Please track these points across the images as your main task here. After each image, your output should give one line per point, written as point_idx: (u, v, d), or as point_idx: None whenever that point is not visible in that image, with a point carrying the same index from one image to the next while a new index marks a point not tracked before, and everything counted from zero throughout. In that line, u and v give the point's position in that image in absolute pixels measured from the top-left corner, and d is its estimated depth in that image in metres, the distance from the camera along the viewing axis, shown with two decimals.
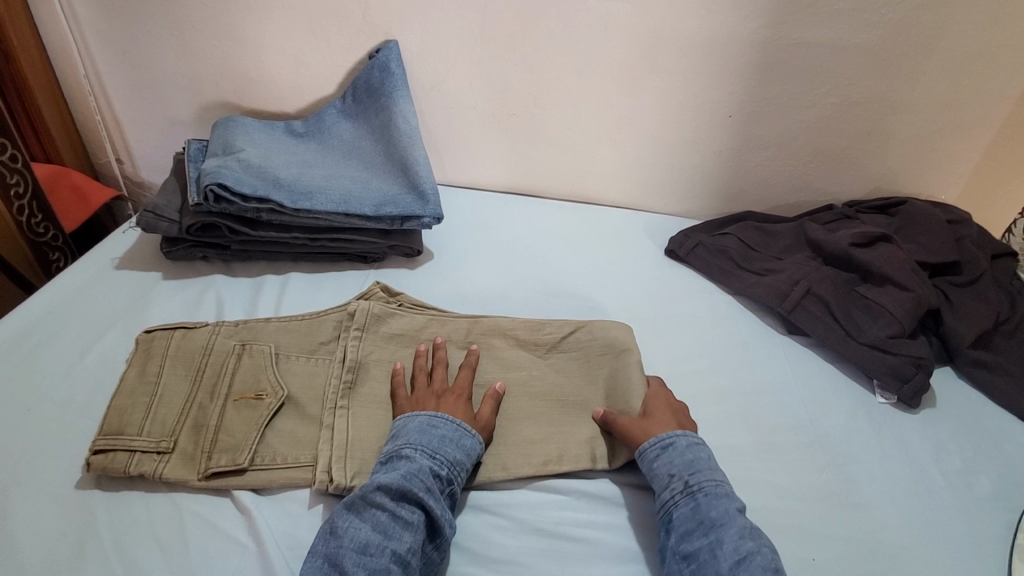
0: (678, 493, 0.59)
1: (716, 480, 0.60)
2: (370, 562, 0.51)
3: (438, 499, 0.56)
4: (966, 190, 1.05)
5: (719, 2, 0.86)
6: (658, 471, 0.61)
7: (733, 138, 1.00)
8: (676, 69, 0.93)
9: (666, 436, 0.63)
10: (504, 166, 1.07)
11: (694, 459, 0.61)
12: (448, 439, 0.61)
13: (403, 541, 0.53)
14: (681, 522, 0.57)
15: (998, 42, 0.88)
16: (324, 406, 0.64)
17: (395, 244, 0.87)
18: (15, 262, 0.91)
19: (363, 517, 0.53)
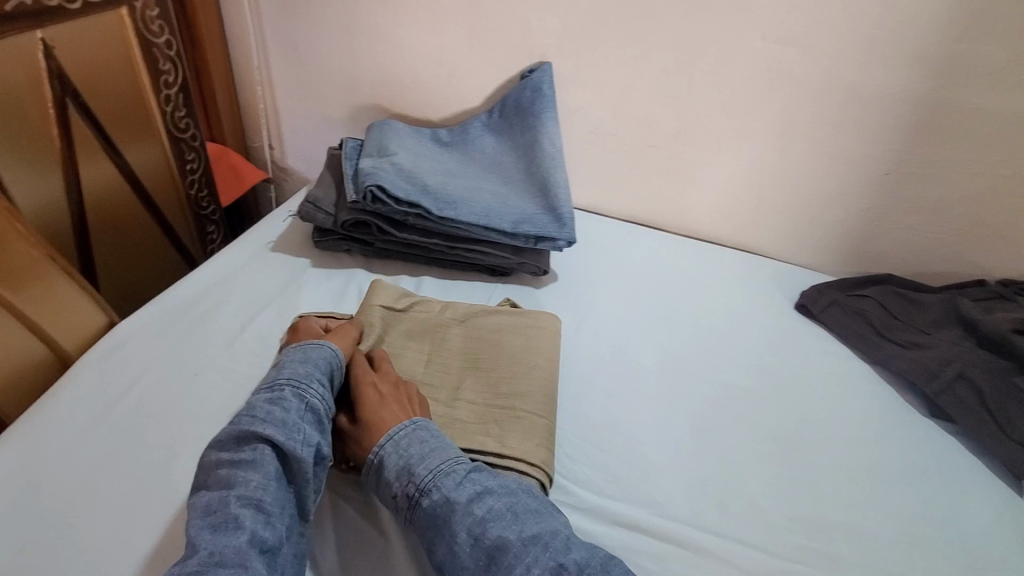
0: (409, 510, 0.56)
1: (423, 465, 0.57)
2: (215, 518, 0.50)
3: (282, 426, 0.56)
4: None
5: (897, 57, 0.82)
6: (385, 494, 0.58)
7: (886, 197, 0.94)
8: (835, 119, 0.89)
9: (374, 457, 0.59)
10: (634, 196, 1.07)
11: (406, 464, 0.57)
12: (287, 371, 0.62)
13: (248, 481, 0.53)
14: (423, 534, 0.55)
15: None
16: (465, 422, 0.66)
17: (526, 262, 0.88)
18: (183, 233, 0.97)
19: (204, 483, 0.54)
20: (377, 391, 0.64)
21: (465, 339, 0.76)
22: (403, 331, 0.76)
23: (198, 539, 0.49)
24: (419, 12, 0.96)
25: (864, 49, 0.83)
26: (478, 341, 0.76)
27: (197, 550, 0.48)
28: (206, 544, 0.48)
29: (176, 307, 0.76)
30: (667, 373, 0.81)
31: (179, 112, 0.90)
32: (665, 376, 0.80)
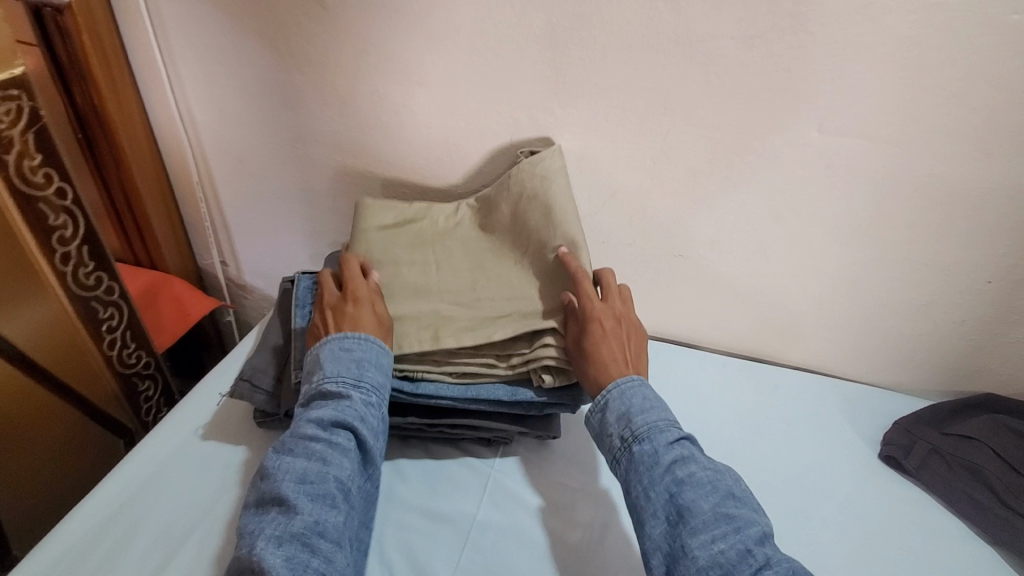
0: (620, 450, 0.59)
1: (642, 416, 0.60)
2: (311, 489, 0.54)
3: (371, 426, 0.60)
4: None
5: (1005, 146, 0.62)
6: (600, 433, 0.62)
7: (986, 308, 0.74)
8: (915, 221, 0.69)
9: (600, 397, 0.62)
10: (657, 310, 0.87)
11: (625, 410, 0.60)
12: (367, 360, 0.62)
13: (342, 466, 0.57)
14: (623, 477, 0.58)
15: None
16: (534, 315, 0.68)
17: (529, 429, 0.69)
18: (97, 391, 0.87)
19: (293, 452, 0.56)
20: (609, 331, 0.64)
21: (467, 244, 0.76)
22: (406, 246, 0.75)
23: (297, 505, 0.53)
24: (380, 114, 0.79)
25: (957, 140, 0.63)
26: (477, 241, 0.76)
27: (299, 516, 0.52)
28: (309, 514, 0.53)
29: (68, 549, 0.59)
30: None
31: (83, 268, 0.78)
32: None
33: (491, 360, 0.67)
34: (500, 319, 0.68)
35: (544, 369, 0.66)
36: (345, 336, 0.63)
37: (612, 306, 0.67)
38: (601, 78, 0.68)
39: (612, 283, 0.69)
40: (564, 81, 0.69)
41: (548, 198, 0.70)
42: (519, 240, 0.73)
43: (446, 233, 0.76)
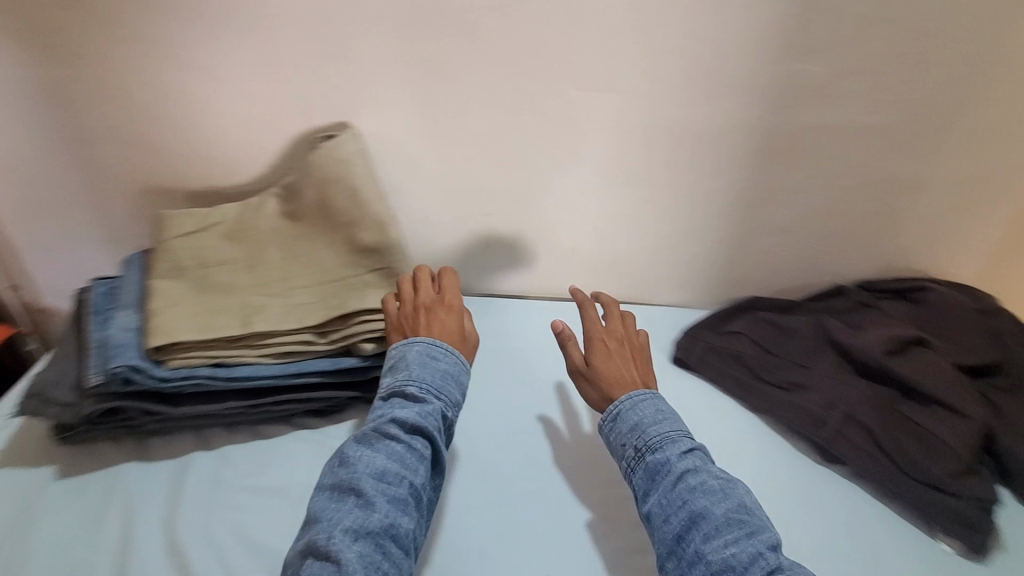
0: (633, 460, 0.62)
1: (655, 428, 0.62)
2: (389, 490, 0.54)
3: (439, 438, 0.60)
4: (983, 268, 0.93)
5: (715, 88, 0.75)
6: (612, 442, 0.65)
7: (733, 226, 0.89)
8: (666, 159, 0.82)
9: (612, 408, 0.66)
10: (480, 269, 0.94)
11: (637, 422, 0.63)
12: (449, 373, 0.64)
13: (418, 474, 0.57)
14: (638, 485, 0.61)
15: (1013, 120, 0.78)
16: (346, 289, 0.70)
17: (360, 395, 0.71)
18: None
19: (370, 447, 0.57)
20: (607, 348, 0.73)
21: (272, 236, 0.75)
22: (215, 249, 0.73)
23: (376, 504, 0.53)
24: (162, 106, 0.76)
25: (684, 86, 0.75)
26: (282, 232, 0.75)
27: (375, 513, 0.52)
28: (385, 514, 0.53)
29: None
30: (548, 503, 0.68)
31: None
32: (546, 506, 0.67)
33: (309, 336, 0.67)
34: (317, 302, 0.69)
35: (366, 338, 0.69)
36: (432, 343, 0.65)
37: (620, 330, 0.75)
38: (382, 52, 0.72)
39: (626, 314, 0.78)
40: (342, 59, 0.73)
41: (345, 175, 0.72)
42: (325, 221, 0.74)
43: (248, 224, 0.75)
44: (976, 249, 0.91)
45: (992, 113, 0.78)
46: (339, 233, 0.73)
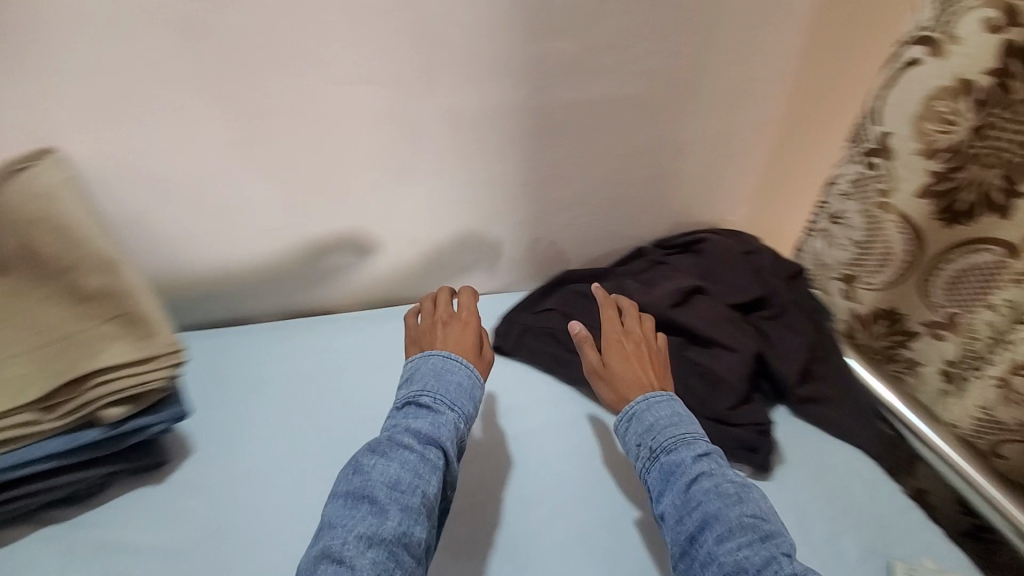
0: (647, 460, 0.61)
1: (669, 430, 0.62)
2: (401, 498, 0.53)
3: (452, 451, 0.59)
4: (753, 212, 1.04)
5: (474, 71, 0.74)
6: (627, 443, 0.64)
7: (529, 206, 0.90)
8: (444, 148, 0.79)
9: (629, 407, 0.65)
10: (275, 288, 0.87)
11: (653, 423, 0.63)
12: (463, 386, 0.64)
13: (431, 485, 0.55)
14: (652, 485, 0.60)
15: (749, 76, 0.85)
16: (73, 346, 0.58)
17: (117, 468, 0.61)
18: None
19: (389, 455, 0.55)
20: (625, 346, 0.73)
21: None
22: None
23: (388, 511, 0.51)
24: None
25: (442, 72, 0.73)
26: None
27: (387, 521, 0.51)
28: (398, 523, 0.51)
29: None
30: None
31: None
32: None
33: (28, 416, 0.56)
34: (35, 371, 0.57)
35: (108, 403, 0.58)
36: (448, 357, 0.66)
37: (638, 331, 0.76)
38: (73, 59, 0.61)
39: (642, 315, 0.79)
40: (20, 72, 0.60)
41: (47, 213, 0.60)
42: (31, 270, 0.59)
43: None
44: (744, 194, 1.01)
45: (730, 71, 0.84)
46: (51, 282, 0.60)
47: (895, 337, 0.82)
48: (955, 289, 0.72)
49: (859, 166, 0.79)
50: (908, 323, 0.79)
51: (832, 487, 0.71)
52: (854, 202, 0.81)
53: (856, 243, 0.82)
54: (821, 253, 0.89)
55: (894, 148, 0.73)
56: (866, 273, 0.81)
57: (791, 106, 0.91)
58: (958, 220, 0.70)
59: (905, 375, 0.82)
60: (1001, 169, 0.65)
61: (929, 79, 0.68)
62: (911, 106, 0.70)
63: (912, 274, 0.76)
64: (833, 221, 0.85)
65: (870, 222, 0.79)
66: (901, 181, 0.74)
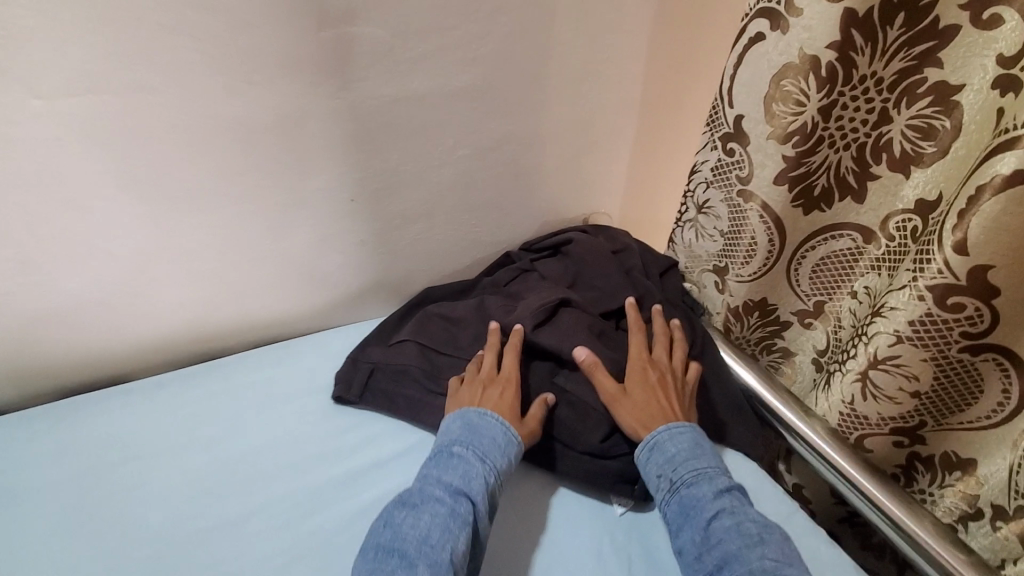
0: (666, 492, 0.60)
1: (693, 462, 0.61)
2: (430, 552, 0.51)
3: (486, 510, 0.57)
4: (625, 202, 0.98)
5: (255, 71, 0.59)
6: (648, 471, 0.62)
7: (369, 223, 0.77)
8: (241, 167, 0.65)
9: (648, 437, 0.63)
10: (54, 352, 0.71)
11: (674, 453, 0.62)
12: (497, 438, 0.62)
13: (460, 542, 0.53)
14: (670, 519, 0.59)
15: (599, 58, 0.77)
16: None
17: None
18: None
19: (421, 508, 0.55)
20: (649, 372, 0.69)
21: None
22: None
23: (417, 567, 0.50)
24: None
25: (212, 75, 0.58)
26: None
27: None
28: None
29: None
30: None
31: None
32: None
33: None
34: None
35: None
36: (485, 415, 0.64)
37: (665, 360, 0.71)
38: None
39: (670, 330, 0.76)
40: None
41: None
42: None
43: None
44: (613, 185, 0.94)
45: (574, 55, 0.75)
46: None
47: (767, 328, 0.79)
48: (817, 277, 0.70)
49: (719, 152, 0.72)
50: (778, 314, 0.77)
51: None
52: (717, 190, 0.75)
53: (724, 234, 0.77)
54: (691, 244, 0.84)
55: (747, 133, 0.67)
56: (734, 265, 0.77)
57: (649, 88, 0.83)
58: (818, 207, 0.66)
59: (779, 365, 0.80)
60: (850, 149, 0.62)
61: (772, 56, 0.61)
62: (759, 86, 0.64)
63: (777, 266, 0.72)
64: (700, 211, 0.79)
65: (733, 212, 0.73)
66: (758, 168, 0.68)
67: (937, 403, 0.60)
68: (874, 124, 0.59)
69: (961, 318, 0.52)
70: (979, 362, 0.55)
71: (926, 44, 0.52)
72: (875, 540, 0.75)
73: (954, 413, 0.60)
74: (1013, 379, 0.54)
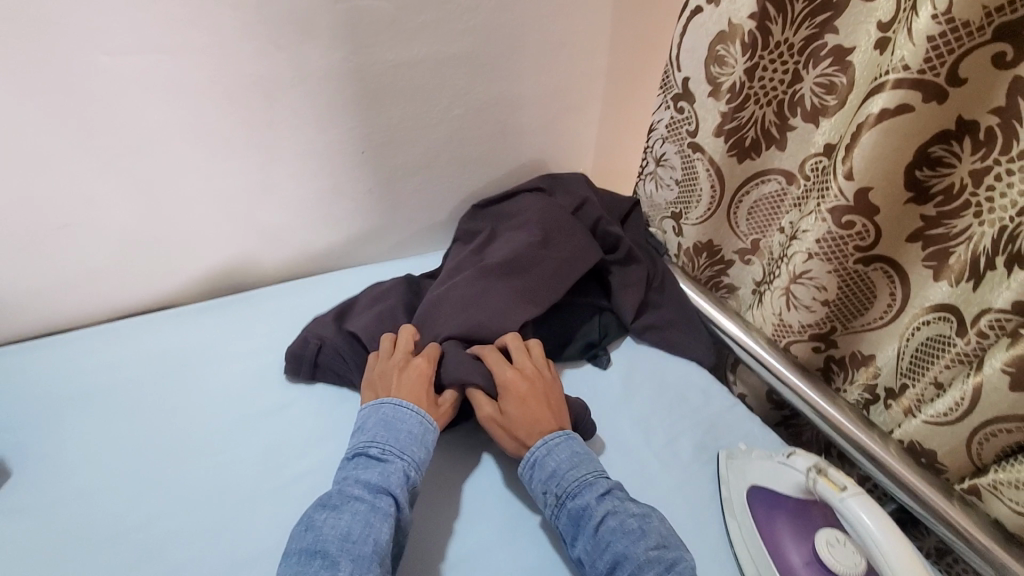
0: (555, 506, 0.61)
1: (574, 472, 0.62)
2: (354, 547, 0.52)
3: (406, 505, 0.57)
4: (596, 163, 1.10)
5: (281, 36, 0.71)
6: (534, 489, 0.63)
7: (375, 174, 0.89)
8: (268, 120, 0.76)
9: (530, 454, 0.64)
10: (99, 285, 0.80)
11: (555, 468, 0.63)
12: (414, 433, 0.62)
13: (382, 532, 0.53)
14: (565, 532, 0.60)
15: (571, 30, 0.89)
16: None
17: None
18: None
19: (339, 508, 0.55)
20: (520, 390, 0.68)
21: None
22: None
23: (340, 563, 0.50)
24: None
25: (248, 36, 0.69)
26: None
27: (341, 572, 0.49)
28: (351, 574, 0.49)
29: None
30: (205, 529, 0.59)
31: None
32: (202, 534, 0.59)
33: None
34: None
35: None
36: (400, 404, 0.64)
37: (532, 367, 0.71)
38: None
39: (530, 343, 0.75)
40: None
41: None
42: None
43: None
44: (585, 147, 1.06)
45: (549, 27, 0.87)
46: None
47: (715, 267, 0.93)
48: (753, 218, 0.84)
49: (671, 111, 0.85)
50: (725, 253, 0.91)
51: (673, 398, 0.80)
52: (672, 144, 0.88)
53: (678, 183, 0.90)
54: (653, 195, 0.96)
55: (694, 92, 0.80)
56: (688, 210, 0.90)
57: (614, 59, 0.96)
58: (748, 155, 0.80)
59: (728, 299, 0.94)
60: (773, 104, 0.75)
61: (709, 26, 0.74)
62: (701, 51, 0.77)
63: (720, 211, 0.86)
64: (658, 163, 0.92)
65: (685, 162, 0.86)
66: (703, 121, 0.80)
67: (844, 310, 0.74)
68: (788, 83, 0.73)
69: (851, 233, 0.66)
70: (871, 272, 0.69)
71: (824, 15, 0.66)
72: (805, 437, 0.89)
73: (856, 318, 0.74)
74: (897, 287, 0.68)
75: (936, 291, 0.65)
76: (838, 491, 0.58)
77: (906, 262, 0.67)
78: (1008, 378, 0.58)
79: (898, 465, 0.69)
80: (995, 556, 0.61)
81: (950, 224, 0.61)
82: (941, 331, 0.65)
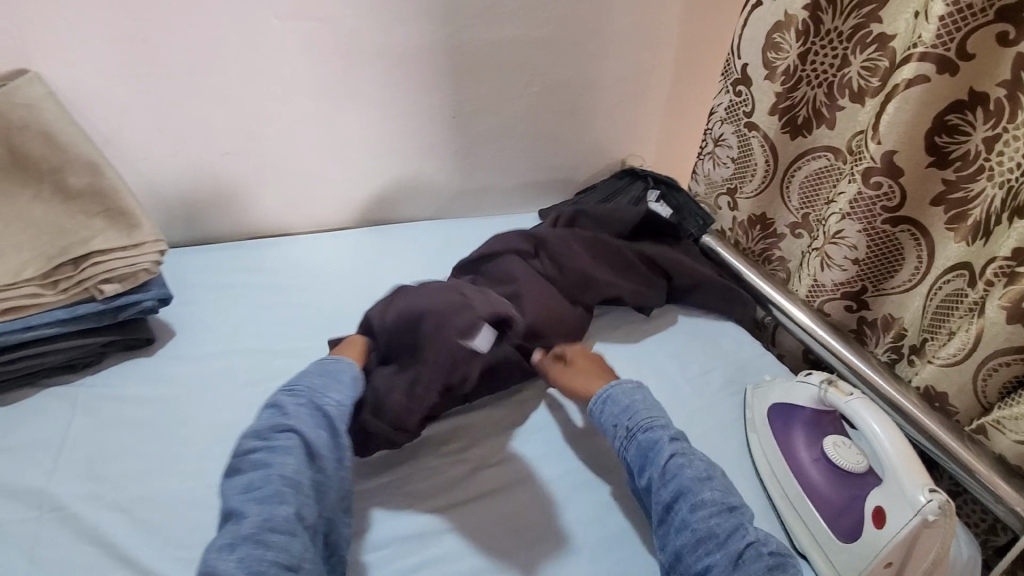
0: (625, 438, 0.67)
1: (648, 412, 0.68)
2: (259, 491, 0.54)
3: (316, 433, 0.60)
4: (657, 148, 1.23)
5: (404, 12, 0.88)
6: (606, 422, 0.68)
7: (467, 137, 1.04)
8: (386, 81, 0.93)
9: (605, 392, 0.71)
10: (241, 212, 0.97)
11: (629, 406, 0.68)
12: (308, 375, 0.65)
13: (287, 466, 0.56)
14: (632, 461, 0.65)
15: (642, 23, 1.03)
16: (59, 254, 0.69)
17: (115, 337, 0.73)
18: None
19: (241, 464, 0.57)
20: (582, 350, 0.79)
21: None
22: None
23: (246, 510, 0.53)
24: None
25: (382, 10, 0.86)
26: None
27: (247, 517, 0.52)
28: (256, 514, 0.53)
29: None
30: None
31: None
32: None
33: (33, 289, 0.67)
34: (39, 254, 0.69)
35: (103, 280, 0.70)
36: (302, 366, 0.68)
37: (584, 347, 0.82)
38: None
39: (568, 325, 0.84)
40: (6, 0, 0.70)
41: (41, 121, 0.71)
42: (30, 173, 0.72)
43: None
44: (648, 132, 1.19)
45: (622, 18, 1.01)
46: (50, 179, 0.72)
47: (768, 240, 1.02)
48: (805, 193, 0.93)
49: (731, 95, 0.97)
50: (777, 226, 1.00)
51: (713, 344, 0.90)
52: (729, 126, 0.99)
53: (734, 160, 1.01)
54: (709, 174, 1.07)
55: (750, 76, 0.92)
56: (743, 184, 1.00)
57: (679, 52, 1.09)
58: (800, 132, 0.91)
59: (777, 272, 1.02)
60: (823, 86, 0.86)
61: (768, 17, 0.86)
62: (759, 39, 0.89)
63: (773, 184, 0.96)
64: (716, 144, 1.03)
65: (741, 140, 0.98)
66: (757, 102, 0.92)
67: (876, 271, 0.83)
68: (839, 67, 0.84)
69: (878, 194, 0.76)
70: (898, 233, 0.79)
71: (871, 6, 0.77)
72: None
73: (888, 280, 0.83)
74: (922, 245, 0.77)
75: (953, 249, 0.74)
76: (845, 395, 0.70)
77: (929, 223, 0.76)
78: (1006, 316, 0.66)
79: (914, 408, 0.77)
80: (994, 487, 0.68)
81: (968, 188, 0.71)
82: (955, 284, 0.74)
